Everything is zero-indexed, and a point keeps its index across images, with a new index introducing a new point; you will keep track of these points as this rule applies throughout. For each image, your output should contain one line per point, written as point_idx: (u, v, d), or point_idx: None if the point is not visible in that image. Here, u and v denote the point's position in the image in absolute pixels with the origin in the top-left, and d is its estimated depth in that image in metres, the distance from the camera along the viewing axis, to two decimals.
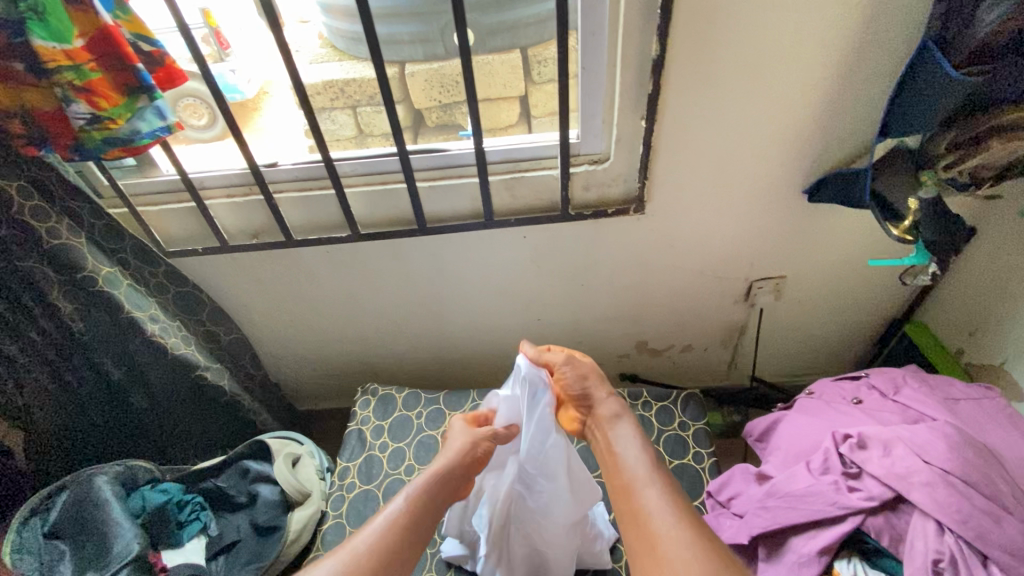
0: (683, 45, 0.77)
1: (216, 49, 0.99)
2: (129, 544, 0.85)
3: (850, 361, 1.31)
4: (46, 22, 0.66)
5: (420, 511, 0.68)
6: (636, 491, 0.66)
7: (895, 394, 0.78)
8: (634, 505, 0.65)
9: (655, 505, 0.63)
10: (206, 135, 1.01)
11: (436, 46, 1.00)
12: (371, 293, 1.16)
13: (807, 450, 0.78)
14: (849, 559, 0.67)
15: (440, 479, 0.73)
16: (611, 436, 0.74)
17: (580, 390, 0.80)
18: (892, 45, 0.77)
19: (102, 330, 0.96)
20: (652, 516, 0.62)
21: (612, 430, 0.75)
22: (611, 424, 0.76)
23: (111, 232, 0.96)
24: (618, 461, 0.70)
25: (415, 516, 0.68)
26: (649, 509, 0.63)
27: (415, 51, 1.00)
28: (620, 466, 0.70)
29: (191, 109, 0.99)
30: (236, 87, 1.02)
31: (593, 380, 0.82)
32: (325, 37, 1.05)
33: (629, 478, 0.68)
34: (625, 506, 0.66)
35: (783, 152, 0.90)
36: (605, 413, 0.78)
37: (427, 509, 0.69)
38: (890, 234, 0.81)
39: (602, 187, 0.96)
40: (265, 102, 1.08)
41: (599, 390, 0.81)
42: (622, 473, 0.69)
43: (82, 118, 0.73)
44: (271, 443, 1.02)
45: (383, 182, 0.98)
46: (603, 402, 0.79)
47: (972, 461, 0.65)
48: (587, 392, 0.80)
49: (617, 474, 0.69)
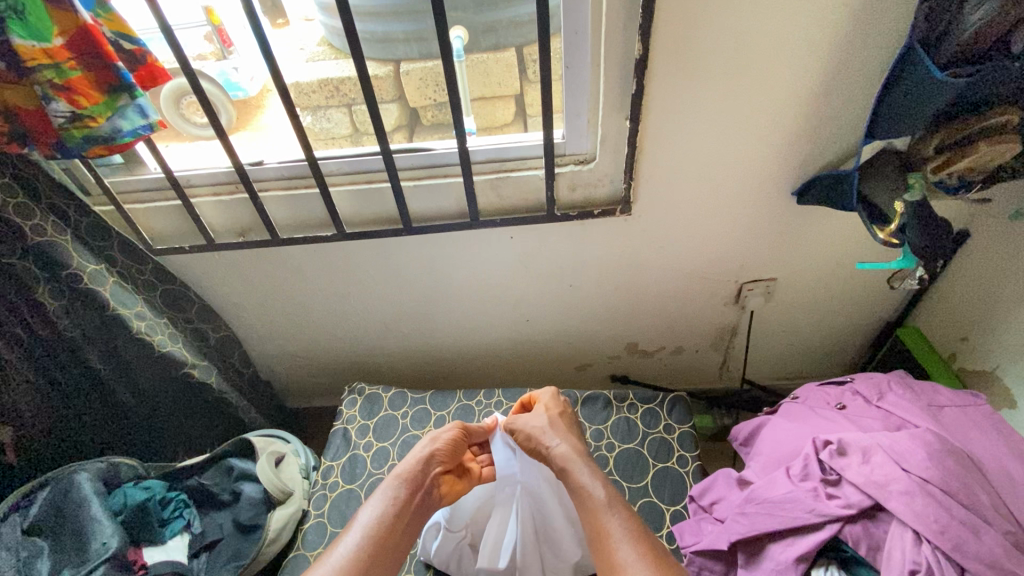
0: (667, 45, 0.76)
1: (219, 47, 1.00)
2: (107, 540, 0.83)
3: (842, 364, 1.30)
4: (28, 22, 0.66)
5: (384, 522, 0.72)
6: (608, 543, 0.65)
7: (879, 400, 0.77)
8: (610, 557, 0.64)
9: (628, 557, 0.63)
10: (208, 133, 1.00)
11: (431, 45, 0.99)
12: (359, 292, 1.16)
13: (787, 455, 0.77)
14: (826, 567, 0.66)
15: (406, 487, 0.77)
16: (575, 480, 0.74)
17: (540, 434, 0.82)
18: (878, 45, 0.76)
19: (88, 327, 0.96)
20: (626, 569, 0.62)
21: (572, 476, 0.75)
22: (570, 469, 0.76)
23: (98, 229, 0.96)
24: (586, 507, 0.70)
25: (381, 533, 0.71)
26: (623, 561, 0.63)
27: (411, 49, 1.00)
28: (589, 515, 0.69)
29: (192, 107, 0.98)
30: (239, 84, 1.03)
31: (550, 431, 0.83)
32: (324, 37, 1.06)
33: (600, 525, 0.67)
34: (599, 556, 0.66)
35: (771, 154, 0.89)
36: (559, 459, 0.78)
37: (396, 518, 0.73)
38: (875, 238, 0.80)
39: (588, 187, 0.95)
40: (268, 98, 1.08)
41: (556, 433, 0.82)
42: (593, 521, 0.68)
43: (62, 116, 0.73)
44: (256, 441, 1.04)
45: (369, 180, 0.98)
46: (558, 446, 0.80)
47: (952, 470, 0.63)
48: (542, 437, 0.82)
49: (587, 520, 0.69)
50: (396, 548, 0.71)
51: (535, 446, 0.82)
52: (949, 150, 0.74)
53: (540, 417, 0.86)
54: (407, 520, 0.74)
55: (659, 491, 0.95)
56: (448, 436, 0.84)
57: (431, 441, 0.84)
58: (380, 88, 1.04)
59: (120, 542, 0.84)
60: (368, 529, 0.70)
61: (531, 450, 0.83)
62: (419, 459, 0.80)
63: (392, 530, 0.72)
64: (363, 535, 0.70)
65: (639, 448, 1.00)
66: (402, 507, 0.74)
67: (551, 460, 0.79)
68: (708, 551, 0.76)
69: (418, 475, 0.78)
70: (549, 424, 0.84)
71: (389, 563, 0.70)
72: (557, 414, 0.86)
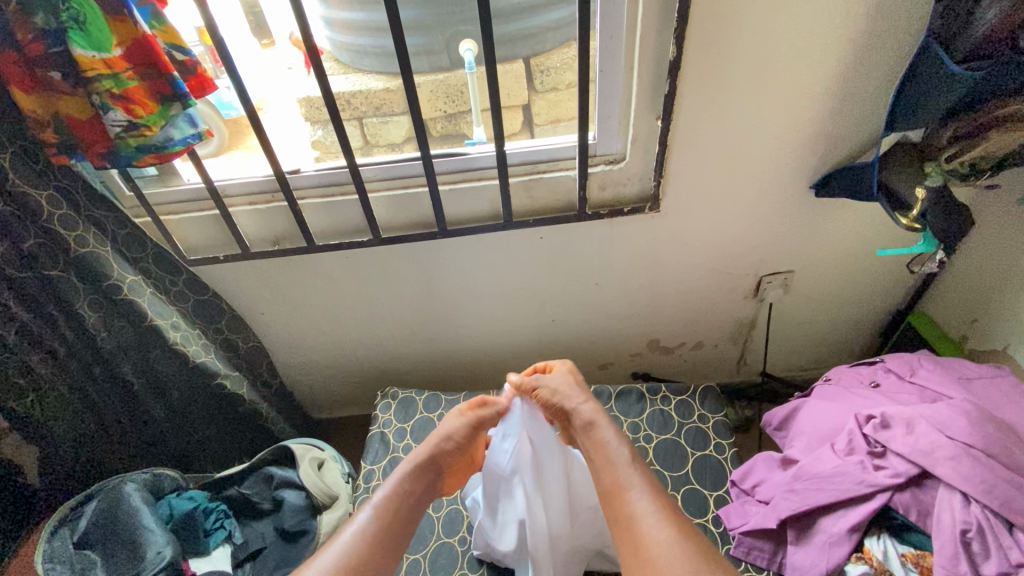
0: (697, 47, 0.80)
1: (212, 67, 0.96)
2: (162, 549, 0.85)
3: (855, 353, 1.35)
4: (89, 33, 0.67)
5: (397, 509, 0.73)
6: (623, 494, 0.67)
7: (911, 376, 0.82)
8: (624, 507, 0.66)
9: (643, 509, 0.65)
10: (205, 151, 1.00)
11: (441, 58, 1.03)
12: (387, 299, 1.18)
13: (830, 433, 0.80)
14: (879, 536, 0.70)
15: (414, 473, 0.77)
16: (598, 436, 0.76)
17: (563, 394, 0.82)
18: (891, 45, 0.81)
19: (125, 338, 0.96)
20: (642, 519, 0.64)
21: (595, 433, 0.76)
22: (596, 425, 0.77)
23: (135, 240, 0.96)
24: (604, 464, 0.72)
25: (391, 514, 0.72)
26: (638, 512, 0.65)
27: (422, 62, 1.03)
28: (606, 468, 0.71)
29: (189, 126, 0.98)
30: (231, 104, 1.01)
31: (572, 394, 0.82)
32: (329, 54, 1.09)
33: (617, 479, 0.69)
34: (612, 509, 0.68)
35: (791, 150, 0.94)
36: (583, 419, 0.79)
37: (403, 507, 0.73)
38: (899, 223, 0.86)
39: (617, 187, 0.99)
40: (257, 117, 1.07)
41: (578, 392, 0.83)
42: (608, 475, 0.71)
43: (118, 125, 0.74)
44: (295, 448, 1.03)
45: (405, 186, 1.00)
46: (581, 408, 0.80)
47: (993, 435, 0.67)
48: (568, 396, 0.82)
49: (604, 474, 0.71)
50: (401, 534, 0.71)
51: (558, 406, 0.82)
52: (963, 139, 0.80)
53: (558, 383, 0.84)
54: (410, 505, 0.74)
55: (700, 478, 0.98)
56: (463, 422, 0.82)
57: (442, 434, 0.81)
58: (392, 101, 1.08)
59: (173, 551, 0.85)
60: (377, 512, 0.71)
61: (553, 408, 0.83)
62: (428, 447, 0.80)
63: (399, 517, 0.72)
64: (372, 520, 0.70)
65: (676, 438, 1.02)
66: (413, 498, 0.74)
67: (573, 418, 0.80)
68: (759, 531, 0.79)
69: (427, 463, 0.78)
70: (568, 386, 0.84)
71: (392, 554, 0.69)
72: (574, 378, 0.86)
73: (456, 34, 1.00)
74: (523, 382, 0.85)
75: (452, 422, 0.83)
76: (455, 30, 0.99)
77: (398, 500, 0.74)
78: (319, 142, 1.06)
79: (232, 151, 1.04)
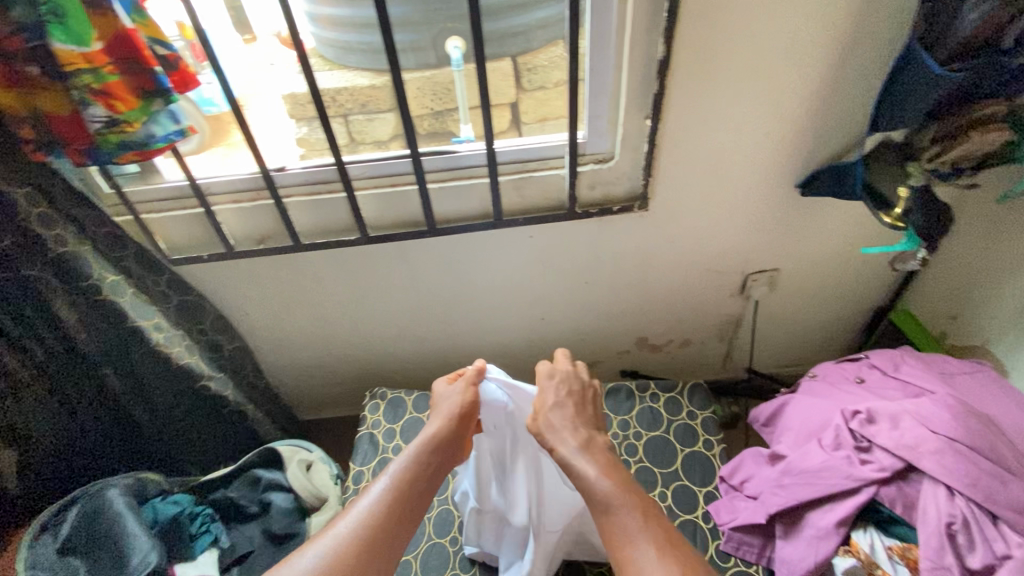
0: (686, 47, 0.81)
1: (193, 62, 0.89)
2: (147, 555, 0.83)
3: (838, 349, 1.37)
4: (67, 26, 0.65)
5: (413, 483, 0.72)
6: (621, 543, 0.63)
7: (895, 371, 0.83)
8: (623, 560, 0.62)
9: (643, 556, 0.60)
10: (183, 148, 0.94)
11: (428, 55, 1.01)
12: (375, 298, 1.16)
13: (817, 429, 0.82)
14: (865, 529, 0.71)
15: (431, 446, 0.76)
16: (582, 479, 0.71)
17: (544, 429, 0.77)
18: (875, 47, 0.83)
19: (104, 339, 0.94)
20: (640, 569, 0.60)
21: (578, 474, 0.71)
22: (577, 469, 0.71)
23: (115, 239, 0.92)
24: (595, 507, 0.67)
25: (406, 485, 0.71)
26: (636, 560, 0.60)
27: (408, 58, 1.01)
28: (599, 515, 0.67)
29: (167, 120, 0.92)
30: (213, 100, 0.93)
31: (547, 434, 0.77)
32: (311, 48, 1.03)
33: (611, 527, 0.65)
34: (614, 554, 0.64)
35: (777, 150, 0.95)
36: (563, 462, 0.73)
37: (419, 480, 0.72)
38: (882, 222, 0.88)
39: (607, 186, 0.99)
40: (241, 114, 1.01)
41: (560, 423, 0.77)
42: (603, 520, 0.66)
43: (98, 121, 0.72)
44: (282, 450, 1.03)
45: (393, 184, 0.99)
46: (561, 449, 0.74)
47: (975, 429, 0.69)
48: (551, 433, 0.76)
49: (598, 519, 0.67)
50: (413, 509, 0.70)
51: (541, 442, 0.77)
52: (944, 139, 0.81)
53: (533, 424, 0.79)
54: (424, 480, 0.73)
55: (689, 474, 0.99)
56: (465, 389, 0.82)
57: (451, 402, 0.81)
58: (377, 98, 1.07)
59: (159, 557, 0.83)
60: (393, 486, 0.70)
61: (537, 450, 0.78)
62: (447, 412, 0.80)
63: (415, 490, 0.71)
64: (390, 492, 0.69)
65: (666, 435, 1.03)
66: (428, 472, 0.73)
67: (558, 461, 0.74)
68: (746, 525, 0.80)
69: (446, 436, 0.77)
70: (547, 422, 0.78)
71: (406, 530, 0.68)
72: (558, 401, 0.81)
73: (443, 30, 0.98)
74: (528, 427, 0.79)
75: (457, 392, 0.83)
76: (443, 27, 0.98)
77: (413, 471, 0.73)
78: (303, 139, 1.05)
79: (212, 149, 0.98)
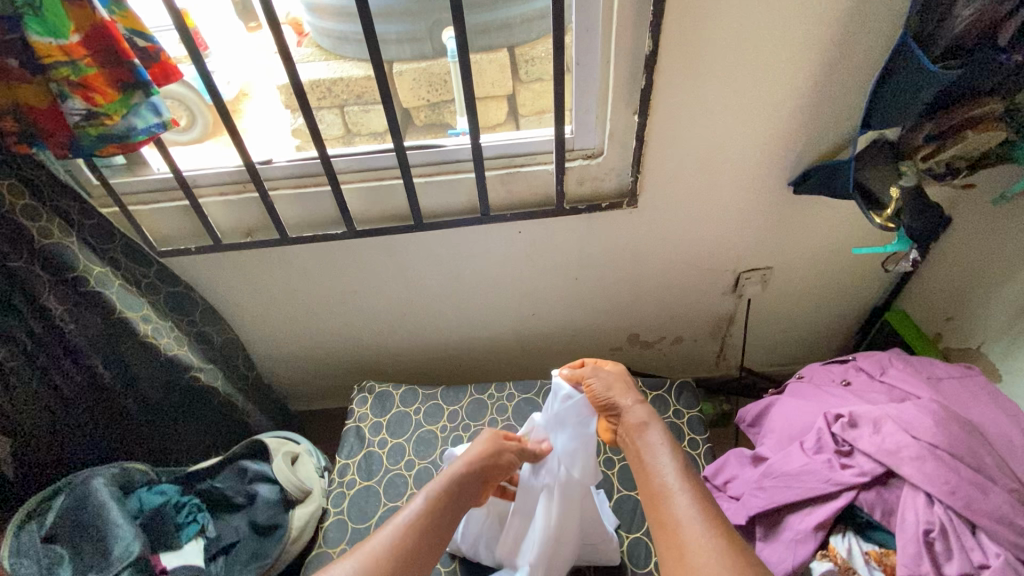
0: (674, 41, 0.79)
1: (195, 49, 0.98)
2: (130, 544, 0.84)
3: (833, 348, 1.35)
4: (44, 18, 0.65)
5: (435, 515, 0.69)
6: (668, 500, 0.63)
7: (882, 375, 0.82)
8: (666, 512, 0.62)
9: (688, 516, 0.60)
10: (185, 137, 1.01)
11: (424, 45, 1.01)
12: (365, 291, 1.16)
13: (799, 432, 0.81)
14: (843, 534, 0.70)
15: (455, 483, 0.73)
16: (646, 439, 0.71)
17: (610, 393, 0.78)
18: (870, 41, 0.80)
19: (93, 330, 0.93)
20: (683, 528, 0.60)
21: (644, 435, 0.72)
22: (646, 429, 0.72)
23: (102, 230, 0.93)
24: (649, 469, 0.68)
25: (433, 518, 0.68)
26: (681, 519, 0.60)
27: (403, 50, 1.01)
28: (651, 473, 0.67)
29: (173, 112, 0.99)
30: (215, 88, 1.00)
31: (619, 388, 0.78)
32: (310, 38, 1.07)
33: (662, 483, 0.65)
34: (654, 513, 0.64)
35: (769, 146, 0.93)
36: (633, 420, 0.74)
37: (442, 515, 0.69)
38: (874, 223, 0.85)
39: (595, 181, 0.98)
40: (244, 103, 1.07)
41: (630, 393, 0.77)
42: (654, 479, 0.66)
43: (77, 114, 0.71)
44: (270, 442, 1.03)
45: (379, 178, 0.99)
46: (630, 409, 0.75)
47: (958, 436, 0.68)
48: (619, 392, 0.77)
49: (649, 476, 0.67)
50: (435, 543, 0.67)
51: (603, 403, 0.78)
52: (938, 137, 0.80)
53: (606, 375, 0.80)
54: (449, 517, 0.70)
55: None
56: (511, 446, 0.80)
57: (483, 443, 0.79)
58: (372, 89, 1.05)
59: (141, 546, 0.84)
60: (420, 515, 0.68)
61: (600, 406, 0.79)
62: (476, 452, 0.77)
63: (437, 526, 0.68)
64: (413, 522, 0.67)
65: None
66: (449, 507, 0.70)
67: (624, 417, 0.75)
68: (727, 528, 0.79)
69: (471, 474, 0.75)
70: (616, 382, 0.79)
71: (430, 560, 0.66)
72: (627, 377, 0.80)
73: (440, 21, 0.98)
74: (574, 371, 0.82)
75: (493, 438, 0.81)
76: (439, 17, 0.97)
77: (439, 502, 0.70)
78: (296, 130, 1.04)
79: (215, 138, 1.02)
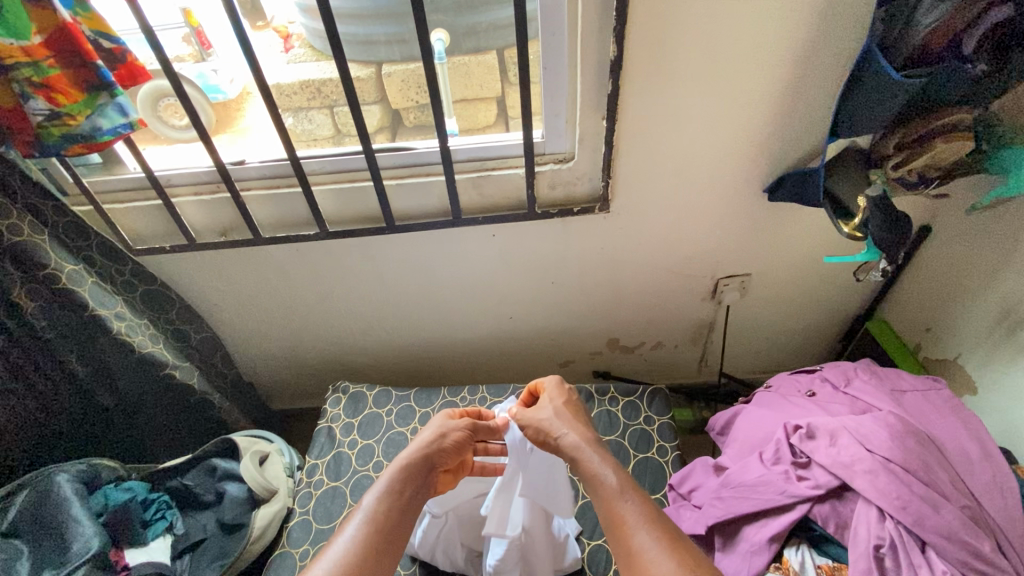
0: (640, 47, 0.79)
1: (198, 49, 0.99)
2: (89, 540, 0.86)
3: (814, 356, 1.34)
4: (5, 20, 0.65)
5: (390, 513, 0.67)
6: (623, 530, 0.61)
7: (846, 386, 0.81)
8: (626, 542, 0.60)
9: (645, 545, 0.59)
10: (187, 136, 0.99)
11: (412, 47, 0.98)
12: (343, 292, 1.17)
13: (761, 441, 0.80)
14: (797, 547, 0.69)
15: (405, 476, 0.72)
16: (586, 466, 0.69)
17: (546, 424, 0.77)
18: (838, 49, 0.80)
19: (66, 326, 0.94)
20: (645, 559, 0.58)
21: (583, 461, 0.70)
22: (581, 458, 0.71)
23: (76, 228, 0.94)
24: (599, 495, 0.65)
25: (387, 525, 0.66)
26: (639, 550, 0.59)
27: (393, 51, 0.99)
28: (601, 499, 0.65)
29: (172, 109, 0.96)
30: (218, 87, 1.01)
31: (556, 419, 0.77)
32: (300, 37, 1.03)
33: (614, 510, 0.63)
34: (613, 543, 0.62)
35: (740, 153, 0.93)
36: (569, 445, 0.73)
37: (396, 512, 0.68)
38: (841, 231, 0.86)
39: (567, 186, 0.98)
40: (248, 101, 1.05)
41: (565, 422, 0.76)
42: (606, 506, 0.64)
43: (41, 114, 0.72)
44: (239, 441, 1.04)
45: (352, 179, 0.99)
46: (567, 436, 0.74)
47: (913, 450, 0.67)
48: (555, 424, 0.76)
49: (601, 506, 0.64)
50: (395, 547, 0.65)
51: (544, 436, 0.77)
52: (906, 147, 0.79)
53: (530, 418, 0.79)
54: (406, 518, 0.68)
55: (640, 480, 0.97)
56: (460, 424, 0.80)
57: (434, 431, 0.78)
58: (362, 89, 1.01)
59: (101, 542, 0.86)
60: (370, 520, 0.66)
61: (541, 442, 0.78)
62: (424, 441, 0.76)
63: (393, 527, 0.66)
64: (365, 526, 0.65)
65: (619, 439, 1.02)
66: (402, 502, 0.69)
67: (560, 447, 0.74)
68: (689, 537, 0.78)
69: (417, 466, 0.73)
70: (556, 413, 0.78)
71: (390, 562, 0.64)
72: (564, 402, 0.80)
73: None
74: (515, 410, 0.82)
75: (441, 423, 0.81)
76: None
77: (388, 501, 0.68)
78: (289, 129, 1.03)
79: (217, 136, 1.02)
